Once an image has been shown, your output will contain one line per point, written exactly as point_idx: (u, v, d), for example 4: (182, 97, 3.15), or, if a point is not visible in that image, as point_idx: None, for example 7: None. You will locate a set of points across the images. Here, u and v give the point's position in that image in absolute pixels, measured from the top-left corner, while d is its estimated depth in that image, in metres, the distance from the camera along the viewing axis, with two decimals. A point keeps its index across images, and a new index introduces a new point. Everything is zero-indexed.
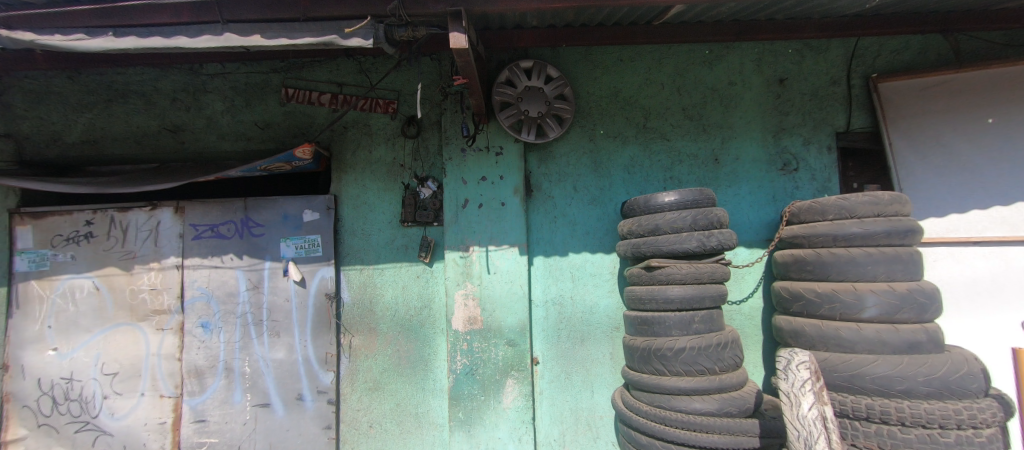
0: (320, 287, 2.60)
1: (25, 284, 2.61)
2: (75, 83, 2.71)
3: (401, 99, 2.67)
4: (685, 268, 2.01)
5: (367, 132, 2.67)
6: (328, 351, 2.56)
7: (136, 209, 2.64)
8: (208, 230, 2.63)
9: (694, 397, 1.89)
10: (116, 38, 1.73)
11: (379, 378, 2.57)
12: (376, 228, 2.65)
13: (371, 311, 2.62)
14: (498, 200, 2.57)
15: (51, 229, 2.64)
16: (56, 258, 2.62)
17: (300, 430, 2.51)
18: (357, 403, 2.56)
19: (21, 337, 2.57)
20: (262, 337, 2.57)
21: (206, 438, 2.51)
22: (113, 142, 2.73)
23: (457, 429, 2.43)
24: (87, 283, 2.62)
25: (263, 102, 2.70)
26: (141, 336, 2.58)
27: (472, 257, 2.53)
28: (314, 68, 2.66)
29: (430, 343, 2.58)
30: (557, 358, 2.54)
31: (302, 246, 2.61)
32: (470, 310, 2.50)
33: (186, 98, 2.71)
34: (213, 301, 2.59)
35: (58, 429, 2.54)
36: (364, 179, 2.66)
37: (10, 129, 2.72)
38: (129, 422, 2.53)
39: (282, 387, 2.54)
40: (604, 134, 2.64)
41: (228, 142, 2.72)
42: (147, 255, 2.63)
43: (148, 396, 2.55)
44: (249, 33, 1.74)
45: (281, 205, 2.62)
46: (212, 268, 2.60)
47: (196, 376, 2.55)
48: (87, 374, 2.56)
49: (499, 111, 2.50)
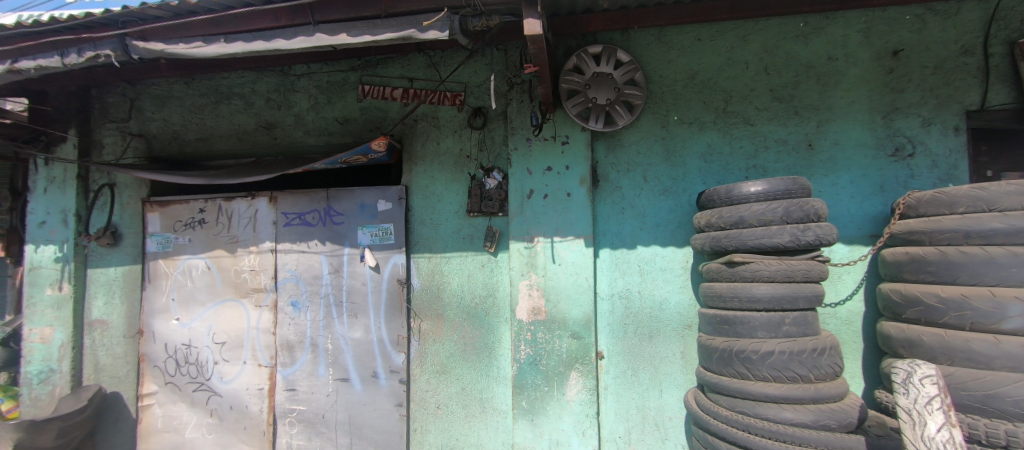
0: (393, 273, 2.75)
1: (155, 263, 3.06)
2: (190, 88, 3.08)
3: (468, 91, 2.71)
4: (775, 265, 1.83)
5: (436, 124, 2.75)
6: (399, 334, 2.71)
7: (238, 199, 2.97)
8: (297, 218, 2.88)
9: (785, 406, 1.72)
10: (227, 44, 1.93)
11: (445, 362, 2.67)
12: (444, 218, 2.73)
13: (438, 297, 2.72)
14: (564, 191, 2.52)
15: (173, 216, 3.05)
16: (177, 241, 3.03)
17: (375, 406, 2.69)
18: (426, 384, 2.68)
19: (153, 307, 3.03)
20: (342, 318, 2.78)
21: (296, 405, 2.78)
22: (220, 139, 3.09)
23: (521, 418, 2.45)
24: (201, 263, 3.00)
25: (343, 99, 2.89)
26: (244, 311, 2.92)
27: (537, 248, 2.52)
28: (388, 64, 2.79)
29: (494, 331, 2.62)
30: (623, 354, 2.46)
31: (376, 234, 2.77)
32: (534, 301, 2.49)
33: (278, 97, 2.97)
34: (301, 282, 2.84)
35: (180, 387, 2.96)
36: (433, 170, 2.75)
37: (142, 130, 3.17)
38: (235, 386, 2.88)
39: (360, 364, 2.73)
40: (678, 121, 2.48)
41: (313, 137, 2.95)
42: (248, 240, 2.95)
43: (250, 364, 2.88)
44: (336, 33, 1.85)
45: (358, 196, 2.80)
46: (300, 252, 2.86)
47: (287, 349, 2.83)
48: (202, 342, 2.95)
49: (566, 99, 2.44)
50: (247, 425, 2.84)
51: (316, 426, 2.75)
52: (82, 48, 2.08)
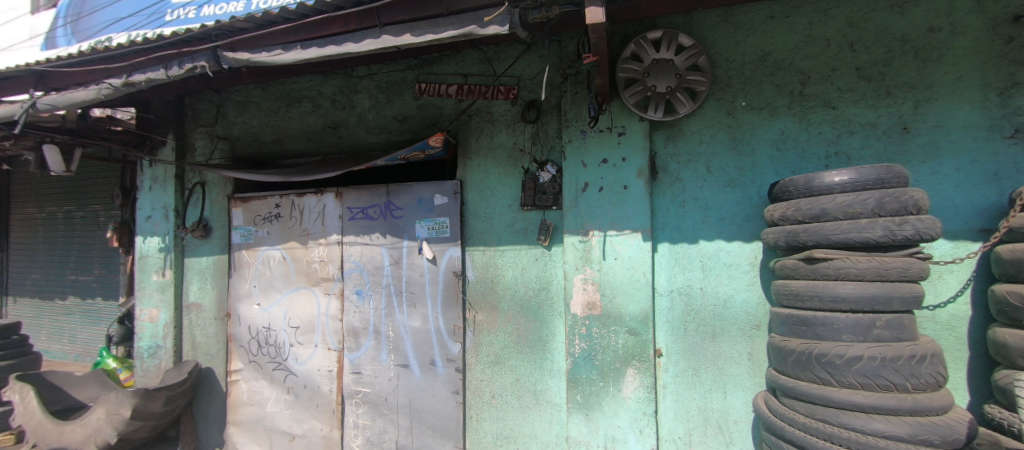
0: (449, 265, 2.84)
1: (239, 253, 3.38)
2: (266, 93, 3.36)
3: (522, 85, 2.70)
4: (864, 262, 1.66)
5: (489, 119, 2.78)
6: (455, 324, 2.80)
7: (309, 194, 3.20)
8: (360, 212, 3.06)
9: (875, 417, 1.56)
10: (303, 50, 2.07)
11: (500, 353, 2.72)
12: (498, 212, 2.77)
13: (493, 290, 2.77)
14: (620, 183, 2.45)
15: (253, 210, 3.35)
16: (257, 233, 3.34)
17: (433, 392, 2.81)
18: (481, 374, 2.75)
19: (238, 292, 3.36)
20: (402, 307, 2.92)
21: (362, 387, 2.98)
22: (292, 139, 3.34)
23: (576, 411, 2.45)
24: (277, 254, 3.28)
25: (401, 97, 3.01)
26: (315, 298, 3.16)
27: (592, 241, 2.48)
28: (443, 62, 2.86)
29: (548, 324, 2.63)
30: (683, 353, 2.36)
31: (433, 228, 2.87)
32: (589, 295, 2.46)
33: (342, 98, 3.15)
34: (365, 272, 3.02)
35: (261, 366, 3.27)
36: (487, 164, 2.79)
37: (226, 133, 3.50)
38: (308, 367, 3.13)
39: (419, 351, 2.86)
40: (746, 106, 2.31)
41: (374, 135, 3.10)
42: (317, 233, 3.17)
43: (320, 347, 3.11)
44: (401, 34, 1.92)
45: (416, 190, 2.91)
46: (363, 244, 3.03)
47: (353, 335, 3.02)
48: (279, 326, 3.23)
49: (624, 89, 2.36)
50: (319, 403, 3.09)
51: (379, 408, 2.93)
52: (182, 61, 2.33)
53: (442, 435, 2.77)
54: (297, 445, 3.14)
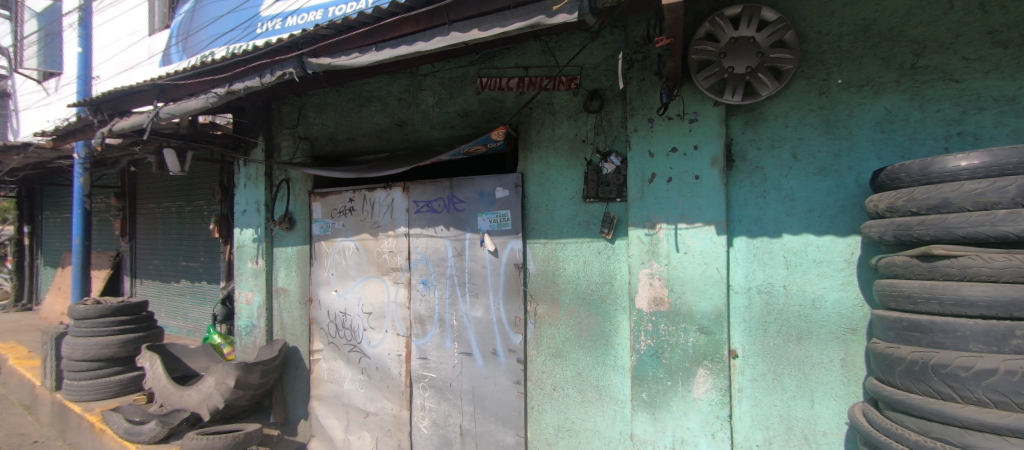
0: (510, 258, 2.88)
1: (319, 243, 3.69)
2: (341, 95, 3.61)
3: (584, 74, 2.63)
4: (1000, 261, 1.40)
5: (551, 111, 2.75)
6: (517, 315, 2.83)
7: (379, 189, 3.40)
8: (426, 205, 3.19)
9: (1013, 441, 1.27)
10: (378, 52, 2.20)
11: (561, 346, 2.70)
12: (559, 204, 2.73)
13: (554, 282, 2.75)
14: (691, 173, 2.31)
15: (331, 204, 3.64)
16: (334, 226, 3.62)
17: (496, 380, 2.87)
18: (542, 366, 2.76)
19: (318, 279, 3.68)
20: (466, 297, 3.01)
21: (428, 372, 3.13)
22: (363, 137, 3.57)
23: (641, 409, 2.38)
24: (351, 245, 3.53)
25: (463, 93, 3.07)
26: (385, 286, 3.36)
27: (659, 235, 2.37)
28: (504, 55, 2.87)
29: (612, 319, 2.55)
30: (763, 355, 2.18)
31: (495, 220, 2.92)
32: (656, 290, 2.36)
33: (408, 97, 3.30)
34: (430, 263, 3.15)
35: (339, 347, 3.56)
36: (548, 157, 2.77)
37: (306, 133, 3.82)
38: (380, 350, 3.36)
39: (481, 340, 2.94)
40: (843, 84, 2.06)
41: (438, 131, 3.22)
42: (387, 225, 3.37)
43: (390, 333, 3.32)
44: (469, 29, 1.96)
45: (478, 184, 2.98)
46: (429, 236, 3.17)
47: (420, 323, 3.18)
48: (354, 311, 3.49)
49: (696, 72, 2.21)
50: (390, 385, 3.30)
51: (444, 393, 3.06)
52: (273, 69, 2.57)
53: (504, 423, 2.83)
54: (371, 421, 3.38)
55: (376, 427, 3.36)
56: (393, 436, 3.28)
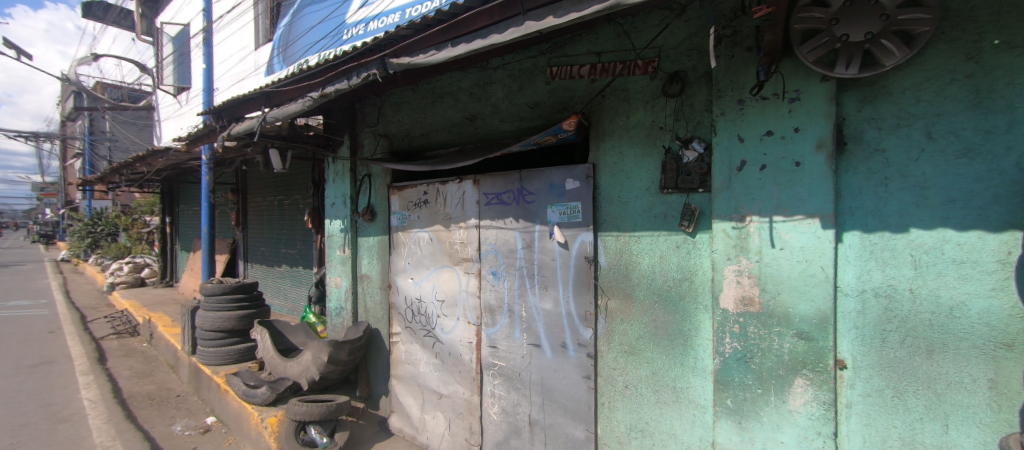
0: (580, 250, 2.81)
1: (397, 234, 3.95)
2: (416, 92, 3.80)
3: (663, 56, 2.46)
4: None
5: (625, 98, 2.61)
6: (587, 309, 2.76)
7: (451, 182, 3.53)
8: (495, 197, 3.24)
9: None
10: (453, 48, 2.28)
11: (634, 344, 2.58)
12: (633, 195, 2.59)
13: (627, 277, 2.62)
14: (790, 159, 2.04)
15: (407, 197, 3.86)
16: (410, 217, 3.83)
17: (565, 373, 2.85)
18: (614, 362, 2.67)
19: (397, 268, 3.94)
20: (535, 288, 3.02)
21: (498, 360, 3.21)
22: (436, 132, 3.73)
23: (725, 416, 2.21)
24: (426, 236, 3.72)
25: (533, 84, 3.06)
26: (457, 276, 3.50)
27: (749, 228, 2.15)
28: (575, 42, 2.79)
29: (691, 318, 2.37)
30: (879, 368, 1.88)
31: (565, 212, 2.87)
32: (744, 289, 2.15)
33: (479, 91, 3.37)
34: (500, 254, 3.20)
35: (415, 331, 3.79)
36: (622, 145, 2.63)
37: (385, 131, 4.08)
38: (452, 336, 3.51)
39: (551, 333, 2.93)
40: (1001, 45, 1.67)
41: (507, 124, 3.24)
42: (458, 217, 3.49)
43: (462, 321, 3.45)
44: (543, 17, 1.92)
45: (548, 176, 2.95)
46: (498, 228, 3.22)
47: (490, 312, 3.26)
48: (428, 298, 3.68)
49: (800, 44, 1.94)
50: (461, 370, 3.44)
51: (513, 382, 3.12)
52: (359, 71, 2.77)
53: (573, 417, 2.81)
54: (444, 403, 3.56)
55: (448, 409, 3.53)
56: (465, 419, 3.42)
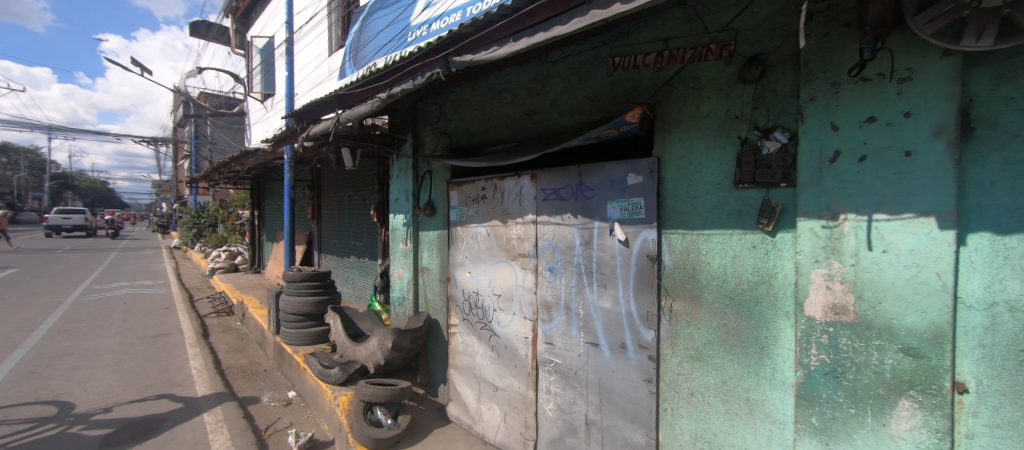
0: (642, 248, 2.67)
1: (456, 229, 4.06)
2: (475, 89, 3.88)
3: (740, 38, 2.26)
4: None
5: (695, 86, 2.44)
6: (649, 310, 2.63)
7: (509, 178, 3.55)
8: (553, 193, 3.21)
9: None
10: (516, 43, 2.29)
11: (701, 349, 2.42)
12: (703, 191, 2.40)
13: (694, 278, 2.45)
14: (898, 148, 1.77)
15: (466, 193, 3.95)
16: (468, 213, 3.92)
17: (624, 375, 2.76)
18: (678, 367, 2.52)
19: (455, 261, 4.06)
20: (593, 286, 2.94)
21: (554, 357, 3.18)
22: (495, 129, 3.81)
23: (808, 435, 2.00)
24: (483, 231, 3.78)
25: (593, 76, 2.97)
26: (513, 271, 3.52)
27: (843, 228, 1.89)
28: (640, 30, 2.63)
29: (769, 325, 2.17)
30: (1012, 394, 1.57)
31: (626, 209, 2.75)
32: (835, 297, 1.91)
33: (538, 85, 3.36)
34: (557, 251, 3.17)
35: (472, 324, 3.89)
36: (690, 137, 2.45)
37: (444, 128, 4.22)
38: (508, 331, 3.55)
39: (610, 333, 2.84)
40: None
41: (567, 118, 3.21)
42: (516, 213, 3.50)
43: (518, 316, 3.47)
44: (609, 5, 1.84)
45: (608, 170, 2.85)
46: (556, 224, 3.18)
47: (546, 309, 3.24)
48: (485, 291, 3.75)
49: (916, 15, 1.69)
50: (517, 364, 3.47)
51: (570, 380, 3.08)
52: (423, 71, 2.87)
53: (633, 421, 2.71)
54: (499, 395, 3.62)
55: (504, 401, 3.58)
56: (520, 413, 3.45)
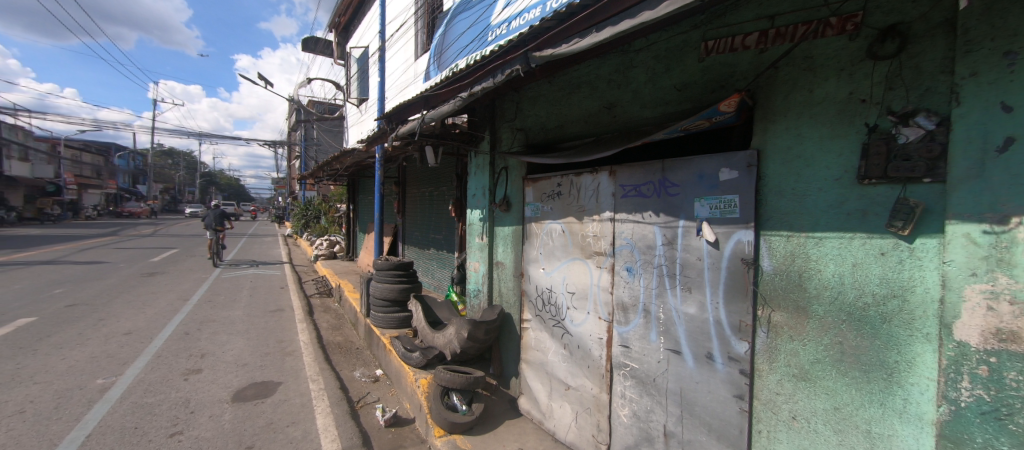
0: (735, 250, 2.42)
1: (531, 225, 4.08)
2: (554, 85, 3.86)
3: (870, 8, 1.91)
4: None
5: (808, 67, 2.13)
6: (742, 320, 2.38)
7: (586, 174, 3.47)
8: (633, 190, 3.06)
9: None
10: (598, 33, 2.22)
11: (808, 368, 2.12)
12: (815, 187, 2.09)
13: (801, 287, 2.15)
14: None
15: (542, 189, 3.95)
16: (543, 209, 3.92)
17: (709, 388, 2.54)
18: (777, 387, 2.24)
19: (529, 257, 4.09)
20: (676, 290, 2.74)
21: (630, 361, 3.05)
22: (572, 124, 3.75)
23: None
24: (558, 228, 3.75)
25: (682, 63, 2.76)
26: (589, 269, 3.43)
27: (1018, 233, 1.48)
28: (740, 8, 2.37)
29: (901, 348, 1.81)
30: None
31: (717, 207, 2.51)
32: (1001, 320, 1.51)
33: (619, 77, 3.23)
34: (636, 250, 3.01)
35: (545, 320, 3.89)
36: (800, 125, 2.15)
37: (521, 125, 4.27)
38: (581, 330, 3.48)
39: (694, 341, 2.64)
40: None
41: (649, 110, 3.03)
42: (592, 209, 3.41)
43: (592, 316, 3.38)
44: None
45: (697, 165, 2.63)
46: (635, 222, 3.03)
47: (622, 310, 3.11)
48: (558, 288, 3.72)
49: None
50: (590, 365, 3.40)
51: (647, 386, 2.92)
52: (504, 68, 2.92)
53: (720, 438, 2.49)
54: (571, 394, 3.57)
55: (576, 401, 3.53)
56: (593, 415, 3.37)
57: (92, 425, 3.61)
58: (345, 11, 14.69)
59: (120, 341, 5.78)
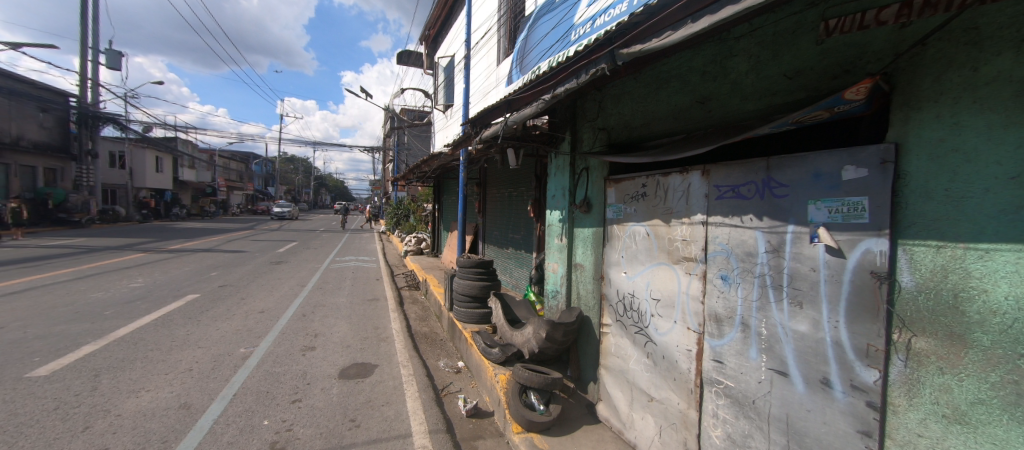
0: (863, 262, 2.07)
1: (612, 227, 3.96)
2: (640, 81, 3.69)
3: None
4: None
5: (971, 40, 1.73)
6: (870, 344, 2.03)
7: (674, 174, 3.25)
8: (731, 191, 2.80)
9: None
10: (693, 24, 2.10)
11: (967, 409, 1.72)
12: (980, 188, 1.69)
13: (957, 311, 1.75)
14: None
15: (625, 190, 3.80)
16: (627, 210, 3.77)
17: (825, 419, 2.22)
18: (920, 428, 1.87)
19: (610, 260, 3.98)
20: (782, 304, 2.45)
21: (724, 379, 2.80)
22: (660, 121, 3.56)
23: None
24: (642, 230, 3.58)
25: (793, 48, 2.45)
26: (676, 276, 3.22)
27: None
28: None
29: None
30: None
31: (838, 210, 2.17)
32: None
33: (714, 68, 2.97)
34: (733, 257, 2.74)
35: (626, 326, 3.75)
36: (958, 113, 1.76)
37: (604, 124, 4.16)
38: (667, 339, 3.28)
39: (805, 364, 2.32)
40: None
41: (751, 102, 2.76)
42: (681, 212, 3.19)
43: (679, 325, 3.17)
44: None
45: (812, 162, 2.31)
46: (733, 226, 2.76)
47: (715, 321, 2.86)
48: (642, 294, 3.55)
49: None
50: (676, 378, 3.18)
51: (745, 408, 2.66)
52: (588, 68, 2.89)
53: None
54: (654, 406, 3.39)
55: (659, 414, 3.34)
56: (679, 431, 3.15)
57: (237, 385, 4.41)
58: (434, 24, 15.76)
59: (255, 318, 6.95)
